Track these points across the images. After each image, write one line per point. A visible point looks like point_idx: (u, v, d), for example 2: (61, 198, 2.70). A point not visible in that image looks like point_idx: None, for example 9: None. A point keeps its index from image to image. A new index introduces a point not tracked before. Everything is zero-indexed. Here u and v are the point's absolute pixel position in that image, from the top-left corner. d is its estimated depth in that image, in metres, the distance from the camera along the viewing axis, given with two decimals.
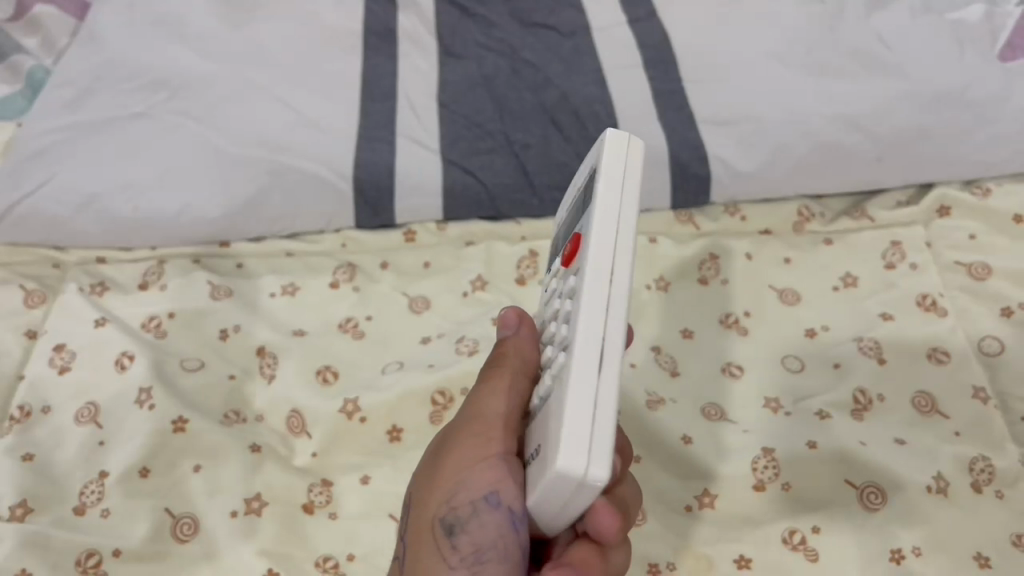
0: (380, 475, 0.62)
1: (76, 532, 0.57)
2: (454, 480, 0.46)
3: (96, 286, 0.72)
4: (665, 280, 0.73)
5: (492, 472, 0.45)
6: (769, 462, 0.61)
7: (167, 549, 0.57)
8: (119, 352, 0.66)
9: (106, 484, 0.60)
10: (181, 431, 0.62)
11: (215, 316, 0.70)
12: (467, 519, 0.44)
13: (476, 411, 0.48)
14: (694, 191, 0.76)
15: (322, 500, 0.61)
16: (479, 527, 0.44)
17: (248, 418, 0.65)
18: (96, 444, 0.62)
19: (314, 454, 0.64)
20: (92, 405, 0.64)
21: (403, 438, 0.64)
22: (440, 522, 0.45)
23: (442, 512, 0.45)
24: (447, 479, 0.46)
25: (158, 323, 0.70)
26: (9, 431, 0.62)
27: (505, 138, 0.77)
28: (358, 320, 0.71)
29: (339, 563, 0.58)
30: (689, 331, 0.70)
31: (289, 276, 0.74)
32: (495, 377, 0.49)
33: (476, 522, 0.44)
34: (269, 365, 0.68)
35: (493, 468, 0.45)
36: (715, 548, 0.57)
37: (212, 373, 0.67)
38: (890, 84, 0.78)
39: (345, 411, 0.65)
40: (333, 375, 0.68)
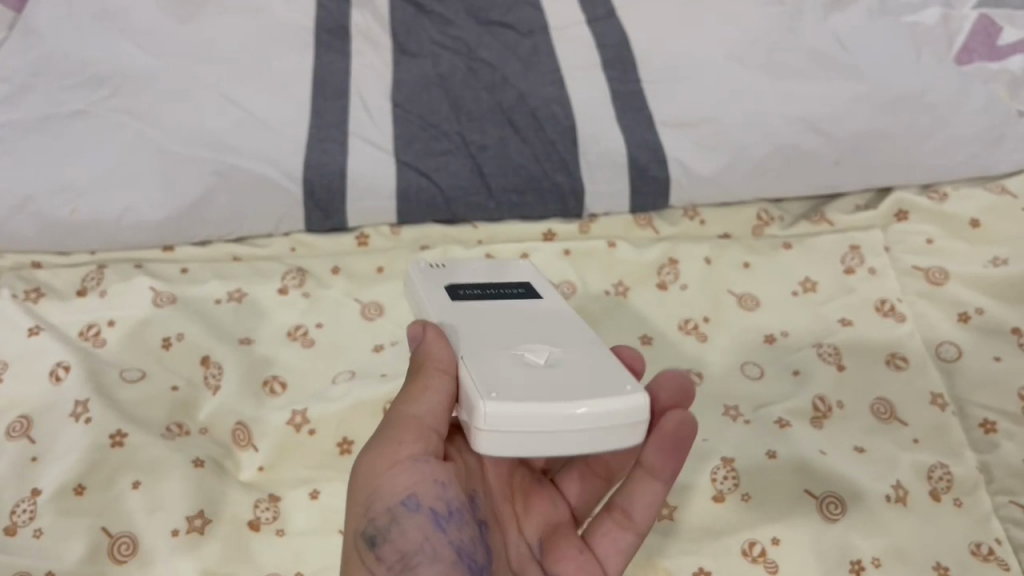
0: (330, 489, 0.60)
1: (5, 554, 0.54)
2: (377, 485, 0.46)
3: (31, 292, 0.69)
4: (623, 285, 0.72)
5: (412, 474, 0.46)
6: (728, 473, 0.60)
7: (102, 571, 0.54)
8: (54, 362, 0.63)
9: (38, 503, 0.57)
10: (119, 445, 0.59)
11: (156, 322, 0.68)
12: (388, 527, 0.44)
13: (395, 418, 0.49)
14: (653, 195, 0.75)
15: (268, 516, 0.58)
16: (401, 534, 0.44)
17: (191, 431, 0.62)
18: (28, 460, 0.59)
19: (261, 468, 0.61)
20: (24, 418, 0.61)
21: (355, 449, 0.62)
22: (362, 534, 0.45)
23: (363, 526, 0.45)
24: (365, 494, 0.46)
25: (97, 331, 0.67)
26: None
27: (460, 139, 0.75)
28: (307, 328, 0.69)
29: None
30: (648, 338, 0.68)
31: (237, 281, 0.71)
32: (409, 384, 0.50)
33: (398, 529, 0.44)
34: (214, 375, 0.65)
35: (408, 472, 0.46)
36: (674, 561, 0.56)
37: (154, 383, 0.64)
38: (848, 86, 0.78)
39: (293, 424, 0.63)
40: (280, 385, 0.65)
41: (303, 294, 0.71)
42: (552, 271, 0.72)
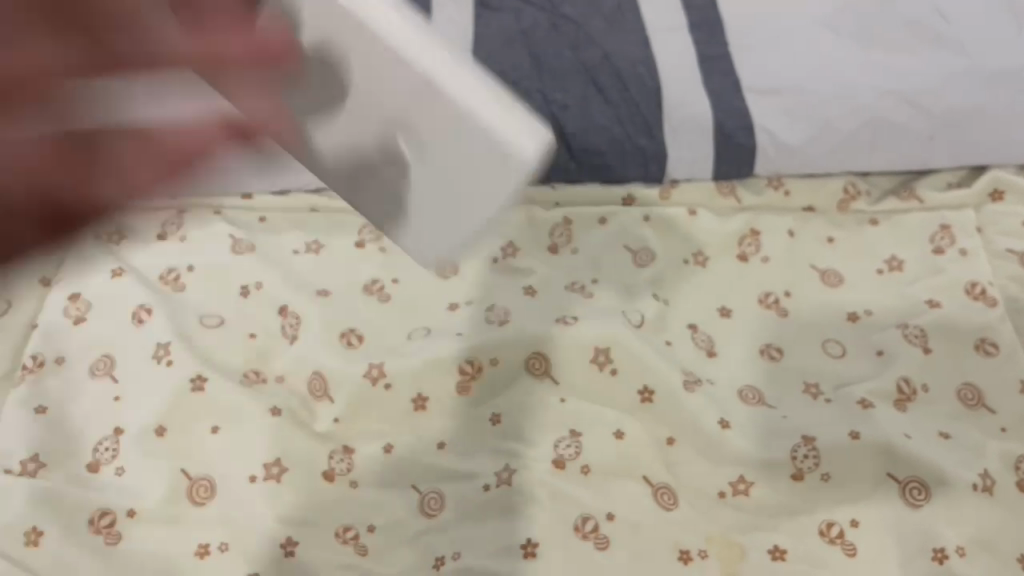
0: (404, 443, 0.60)
1: (92, 490, 0.56)
2: (116, 135, 0.36)
3: (115, 235, 0.70)
4: (703, 255, 0.70)
5: (114, 133, 0.36)
6: (810, 451, 0.58)
7: (183, 513, 0.56)
8: (137, 303, 0.64)
9: (121, 442, 0.58)
10: (199, 391, 0.60)
11: (235, 268, 0.68)
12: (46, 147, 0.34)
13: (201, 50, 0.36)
14: (737, 163, 0.73)
15: (343, 467, 0.59)
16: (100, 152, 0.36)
17: (268, 378, 0.63)
18: (112, 400, 0.59)
19: (337, 420, 0.62)
20: (107, 357, 0.62)
21: (430, 407, 0.62)
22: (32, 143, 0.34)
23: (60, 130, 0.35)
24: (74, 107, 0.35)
25: (177, 276, 0.67)
26: (22, 381, 0.60)
27: (541, 98, 0.72)
28: (384, 283, 0.68)
29: (359, 534, 0.56)
30: (726, 309, 0.67)
31: (314, 232, 0.71)
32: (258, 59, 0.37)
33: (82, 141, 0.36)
34: (291, 324, 0.65)
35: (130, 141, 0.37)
36: (747, 536, 0.56)
37: (231, 332, 0.64)
38: (946, 60, 0.73)
39: (370, 377, 0.63)
40: (357, 338, 0.65)
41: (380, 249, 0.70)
42: (632, 237, 0.71)
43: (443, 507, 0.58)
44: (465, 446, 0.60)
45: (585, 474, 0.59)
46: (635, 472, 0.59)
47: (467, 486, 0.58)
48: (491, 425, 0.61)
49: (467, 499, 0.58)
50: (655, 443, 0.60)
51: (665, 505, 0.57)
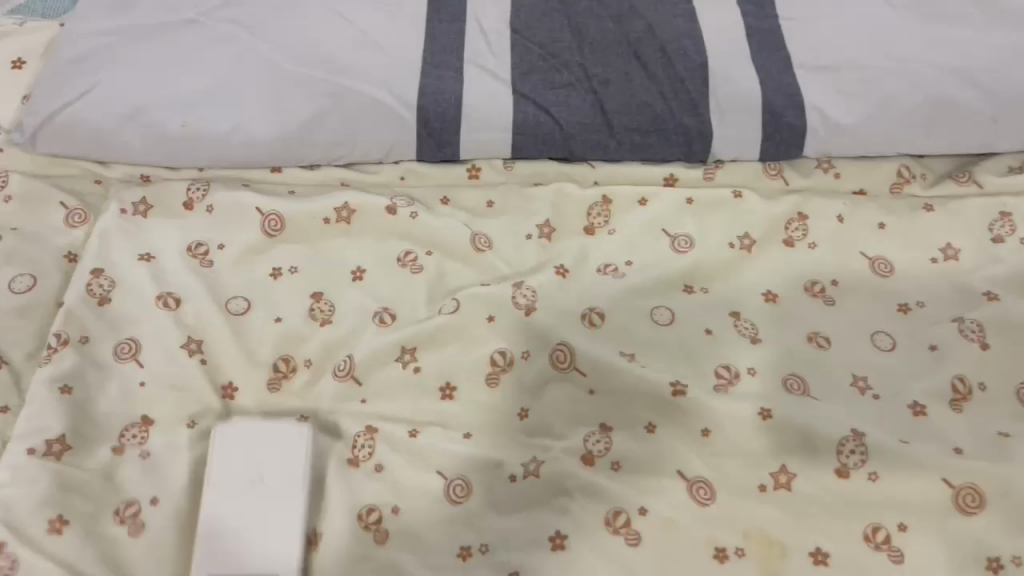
0: (431, 428, 0.58)
1: (116, 475, 0.55)
2: None
3: (140, 206, 0.68)
4: (749, 238, 0.67)
5: None
6: (856, 447, 0.56)
7: None
8: (160, 290, 0.62)
9: (148, 432, 0.57)
10: (230, 394, 0.60)
11: (267, 252, 0.66)
12: None
13: None
14: (786, 143, 0.69)
15: (366, 452, 0.57)
16: None
17: (298, 365, 0.61)
18: (138, 384, 0.58)
19: (363, 401, 0.60)
20: (132, 341, 0.60)
21: (458, 396, 0.60)
22: None
23: None
24: None
25: (206, 251, 0.66)
26: (46, 362, 0.58)
27: (582, 71, 0.70)
28: (417, 254, 0.67)
29: (381, 517, 0.55)
30: (770, 295, 0.64)
31: (341, 195, 0.68)
32: None
33: None
34: (324, 309, 0.64)
35: None
36: (789, 536, 0.53)
37: (258, 319, 0.63)
38: (1012, 34, 0.70)
39: (400, 360, 0.61)
40: (390, 316, 0.64)
41: (411, 214, 0.67)
42: (672, 222, 0.67)
43: (469, 495, 0.56)
44: (493, 435, 0.58)
45: (614, 470, 0.56)
46: (670, 466, 0.56)
47: (495, 477, 0.56)
48: (519, 421, 0.59)
49: (495, 491, 0.56)
50: (692, 434, 0.57)
51: (702, 500, 0.54)
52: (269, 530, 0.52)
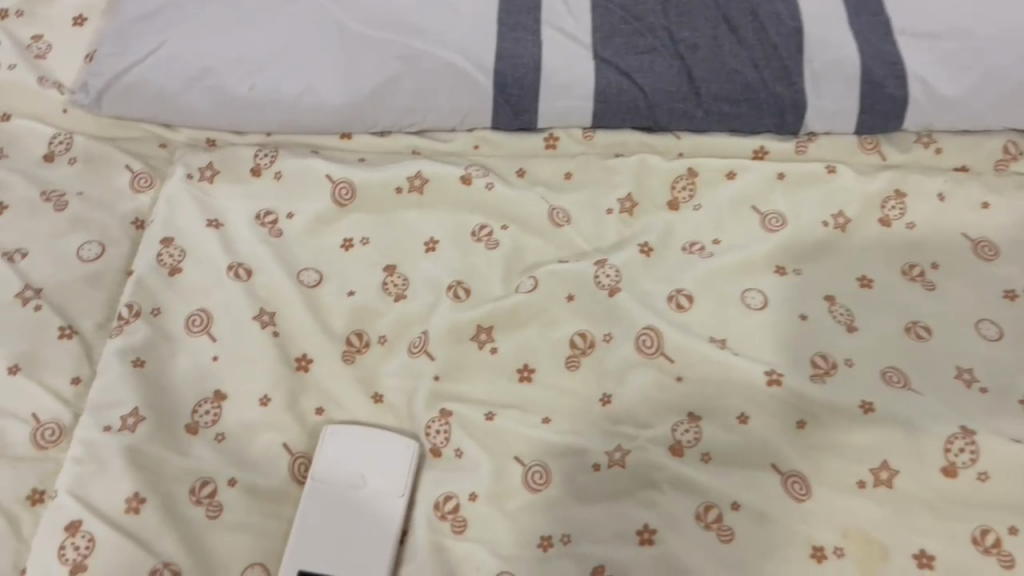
0: (508, 413, 0.57)
1: (190, 455, 0.53)
2: None
3: (206, 171, 0.66)
4: (844, 216, 0.63)
5: None
6: (967, 445, 0.52)
7: (287, 491, 0.54)
8: (232, 259, 0.61)
9: (223, 407, 0.56)
10: (304, 369, 0.58)
11: (338, 222, 0.64)
12: None
13: None
14: (885, 115, 0.65)
15: (441, 441, 0.56)
16: None
17: (371, 342, 0.60)
18: (210, 359, 0.57)
19: (436, 377, 0.58)
20: (203, 312, 0.59)
21: (535, 379, 0.58)
22: None
23: None
24: None
25: (275, 219, 0.63)
26: (117, 333, 0.57)
27: (668, 36, 0.66)
28: (493, 229, 0.63)
29: (461, 504, 0.54)
30: (866, 279, 0.60)
31: (414, 163, 0.65)
32: None
33: None
34: (396, 283, 0.62)
35: None
36: (890, 536, 0.51)
37: (331, 293, 0.61)
38: None
39: (477, 340, 0.59)
40: (464, 291, 0.61)
41: (487, 185, 0.64)
42: (761, 197, 0.64)
43: (549, 482, 0.54)
44: (573, 421, 0.56)
45: (705, 462, 0.53)
46: (762, 459, 0.53)
47: (577, 464, 0.54)
48: (601, 406, 0.56)
49: (577, 480, 0.54)
50: (785, 426, 0.54)
51: (797, 496, 0.52)
52: (361, 536, 0.52)
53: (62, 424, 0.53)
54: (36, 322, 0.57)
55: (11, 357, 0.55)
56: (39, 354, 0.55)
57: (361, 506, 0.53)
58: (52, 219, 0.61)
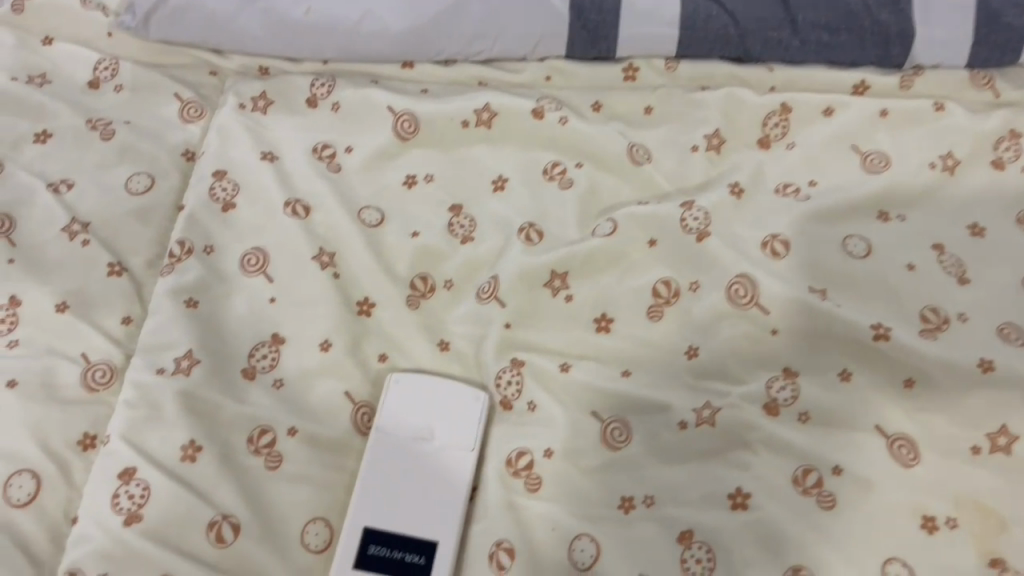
0: (584, 365, 0.52)
1: (247, 402, 0.50)
2: None
3: (258, 101, 0.61)
4: (954, 157, 0.57)
5: None
6: None
7: (350, 442, 0.50)
8: (287, 195, 0.56)
9: (281, 352, 0.52)
10: (366, 314, 0.54)
11: (400, 157, 0.60)
12: None
13: None
14: (1002, 47, 0.59)
15: (513, 392, 0.52)
16: None
17: (436, 286, 0.56)
18: (267, 301, 0.53)
19: (507, 325, 0.54)
20: (259, 251, 0.55)
21: (613, 330, 0.53)
22: None
23: None
24: None
25: (332, 153, 0.59)
26: (169, 272, 0.53)
27: None
28: (566, 166, 0.58)
29: (534, 461, 0.50)
30: (978, 228, 0.55)
31: (482, 95, 0.60)
32: None
33: None
34: (462, 224, 0.57)
35: None
36: (1009, 508, 0.46)
37: (394, 233, 0.57)
38: None
39: (550, 287, 0.55)
40: (536, 236, 0.56)
41: (561, 120, 0.59)
42: (862, 134, 0.58)
43: (630, 439, 0.50)
44: (657, 374, 0.51)
45: (802, 422, 0.49)
46: (867, 421, 0.48)
47: (661, 422, 0.50)
48: (686, 359, 0.52)
49: (661, 438, 0.50)
50: (892, 386, 0.49)
51: (905, 461, 0.47)
52: (429, 491, 0.48)
53: (113, 365, 0.50)
54: (84, 257, 0.53)
55: (58, 294, 0.51)
56: (88, 291, 0.52)
57: (429, 461, 0.49)
58: (99, 150, 0.58)
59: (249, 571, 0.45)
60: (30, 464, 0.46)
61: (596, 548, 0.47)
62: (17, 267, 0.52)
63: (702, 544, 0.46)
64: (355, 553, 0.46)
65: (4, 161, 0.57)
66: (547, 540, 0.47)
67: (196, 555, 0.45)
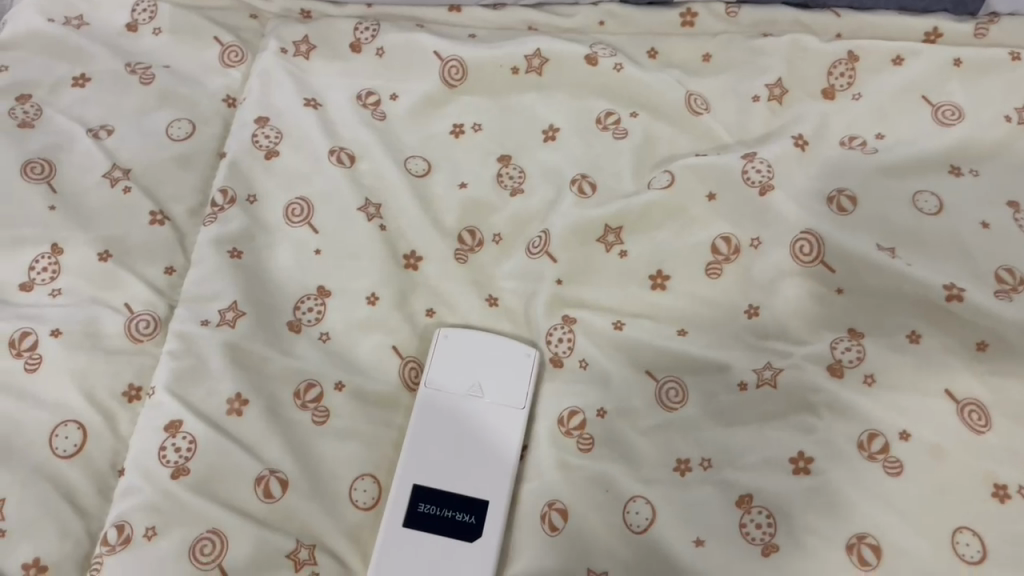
0: (638, 323, 0.51)
1: (294, 355, 0.49)
2: None
3: (301, 45, 0.59)
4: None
5: None
6: None
7: (398, 398, 0.49)
8: (331, 143, 0.55)
9: (328, 305, 0.51)
10: (412, 268, 0.53)
11: (447, 105, 0.57)
12: None
13: None
14: None
15: (564, 350, 0.51)
16: None
17: (484, 240, 0.54)
18: (312, 252, 0.52)
19: (558, 281, 0.52)
20: (303, 201, 0.53)
21: (670, 288, 0.51)
22: None
23: None
24: None
25: (377, 101, 0.57)
26: (212, 220, 0.52)
27: None
28: (621, 116, 0.56)
29: (587, 421, 0.48)
30: None
31: (533, 40, 0.58)
32: None
33: None
34: (511, 176, 0.55)
35: None
36: None
37: (441, 184, 0.55)
38: None
39: (604, 242, 0.53)
40: (589, 186, 0.54)
41: (615, 67, 0.57)
42: (933, 84, 0.55)
43: (686, 401, 0.48)
44: (714, 334, 0.50)
45: (868, 386, 0.47)
46: (936, 385, 0.46)
47: (720, 383, 0.48)
48: (747, 318, 0.50)
49: (718, 400, 0.48)
50: (963, 347, 0.47)
51: (975, 427, 0.45)
52: (479, 448, 0.47)
53: (156, 315, 0.49)
54: (126, 205, 0.52)
55: (100, 242, 0.50)
56: (130, 240, 0.51)
57: (478, 418, 0.48)
58: (139, 95, 0.56)
59: (298, 527, 0.44)
60: (76, 414, 0.46)
61: (652, 510, 0.45)
62: (58, 214, 0.51)
63: (762, 509, 0.44)
64: (404, 509, 0.45)
65: (42, 107, 0.55)
66: (600, 501, 0.46)
67: (244, 510, 0.44)
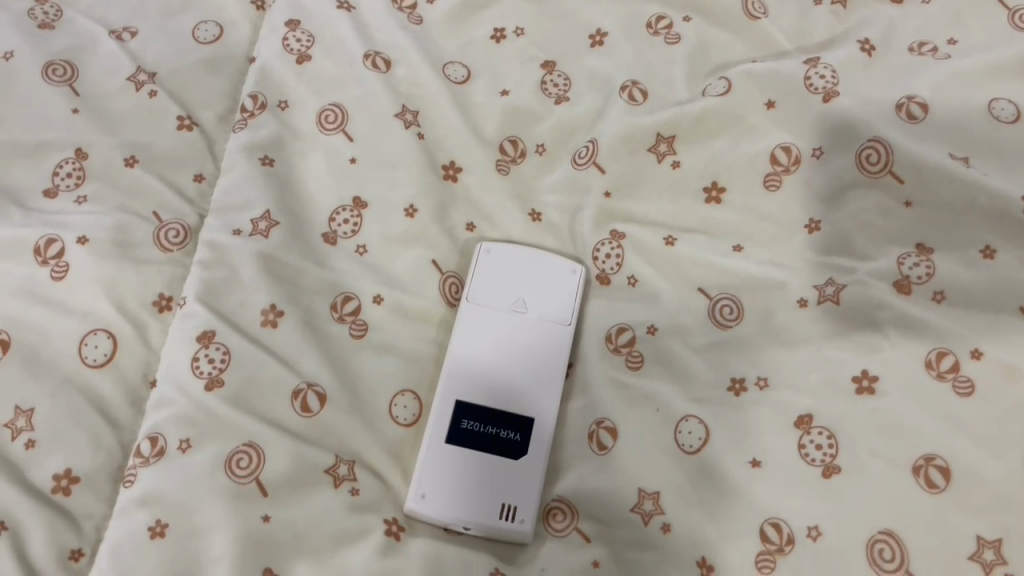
0: (691, 239, 0.48)
1: (330, 267, 0.47)
2: None
3: None
4: None
5: None
6: None
7: (439, 314, 0.47)
8: (366, 47, 0.52)
9: (364, 216, 0.48)
10: (452, 180, 0.50)
11: (487, 9, 0.54)
12: None
13: None
14: None
15: (612, 266, 0.48)
16: None
17: (527, 152, 0.51)
18: (347, 162, 0.49)
19: (606, 194, 0.50)
20: (337, 107, 0.50)
21: (726, 202, 0.49)
22: None
23: None
24: None
25: (413, 4, 0.54)
26: (242, 127, 0.49)
27: None
28: (672, 21, 0.53)
29: (636, 338, 0.46)
30: None
31: None
32: None
33: None
34: (556, 83, 0.52)
35: None
36: None
37: (481, 92, 0.52)
38: None
39: (655, 153, 0.50)
40: (640, 93, 0.51)
41: None
42: None
43: (741, 318, 0.46)
44: (771, 250, 0.47)
45: (937, 302, 0.44)
46: (1012, 302, 0.43)
47: (777, 300, 0.46)
48: (807, 233, 0.47)
49: (776, 317, 0.46)
50: None
51: None
52: (524, 366, 0.45)
53: (186, 225, 0.47)
54: (151, 110, 0.49)
55: (126, 148, 0.48)
56: (157, 147, 0.48)
57: (523, 335, 0.46)
58: None
59: (336, 441, 0.43)
60: (105, 323, 0.44)
61: (706, 431, 0.43)
62: (81, 118, 0.48)
63: (822, 429, 0.42)
64: (448, 426, 0.43)
65: (62, 8, 0.53)
66: (651, 420, 0.43)
67: (281, 424, 0.42)
